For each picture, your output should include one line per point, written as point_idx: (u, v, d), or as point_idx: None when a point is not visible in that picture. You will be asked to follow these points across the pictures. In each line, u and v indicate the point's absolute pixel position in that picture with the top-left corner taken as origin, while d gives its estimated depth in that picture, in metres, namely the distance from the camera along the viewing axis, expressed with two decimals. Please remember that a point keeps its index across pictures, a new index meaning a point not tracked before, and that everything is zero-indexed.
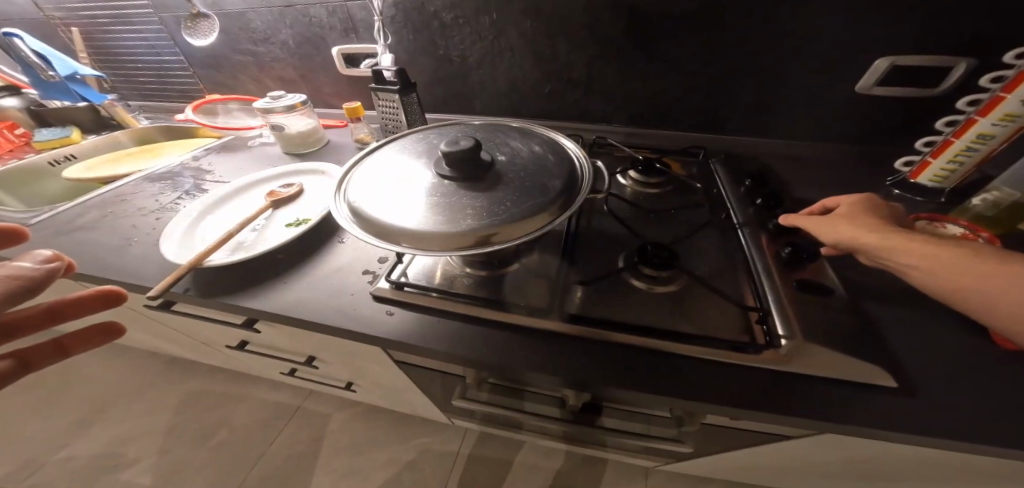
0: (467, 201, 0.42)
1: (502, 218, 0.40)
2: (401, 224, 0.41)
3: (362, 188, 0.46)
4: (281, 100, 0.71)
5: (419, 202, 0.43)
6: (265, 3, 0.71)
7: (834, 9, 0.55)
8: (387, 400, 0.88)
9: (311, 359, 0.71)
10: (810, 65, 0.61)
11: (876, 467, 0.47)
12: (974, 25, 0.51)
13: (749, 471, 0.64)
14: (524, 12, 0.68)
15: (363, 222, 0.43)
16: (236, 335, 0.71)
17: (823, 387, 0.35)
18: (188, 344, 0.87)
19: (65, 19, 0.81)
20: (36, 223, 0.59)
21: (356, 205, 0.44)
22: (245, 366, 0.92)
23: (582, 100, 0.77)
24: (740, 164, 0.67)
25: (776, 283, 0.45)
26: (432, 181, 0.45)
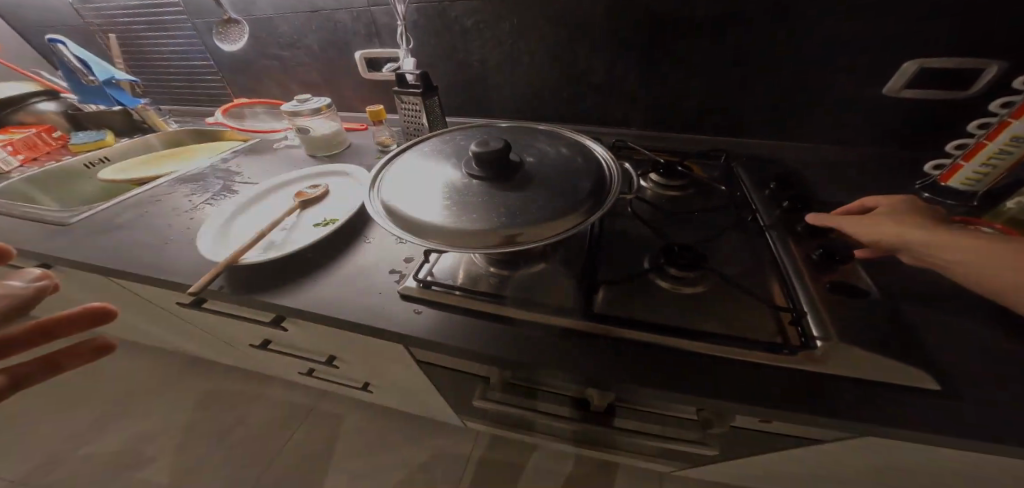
0: (498, 201, 0.43)
1: (532, 217, 0.41)
2: (434, 223, 0.41)
3: (393, 188, 0.47)
4: (307, 104, 0.72)
5: (451, 201, 0.43)
6: (292, 9, 0.73)
7: (860, 12, 0.55)
8: (402, 401, 0.88)
9: (331, 358, 0.72)
10: (835, 67, 0.61)
11: (910, 476, 0.45)
12: (1007, 27, 0.50)
13: (773, 479, 0.63)
14: (545, 17, 0.69)
15: (397, 220, 0.43)
16: (259, 334, 0.72)
17: (862, 390, 0.35)
18: (209, 343, 0.89)
19: (104, 26, 0.85)
20: (74, 222, 0.61)
21: (389, 204, 0.45)
22: (264, 366, 0.94)
23: (601, 103, 0.77)
24: (763, 167, 0.67)
25: (808, 285, 0.44)
26: (462, 181, 0.46)
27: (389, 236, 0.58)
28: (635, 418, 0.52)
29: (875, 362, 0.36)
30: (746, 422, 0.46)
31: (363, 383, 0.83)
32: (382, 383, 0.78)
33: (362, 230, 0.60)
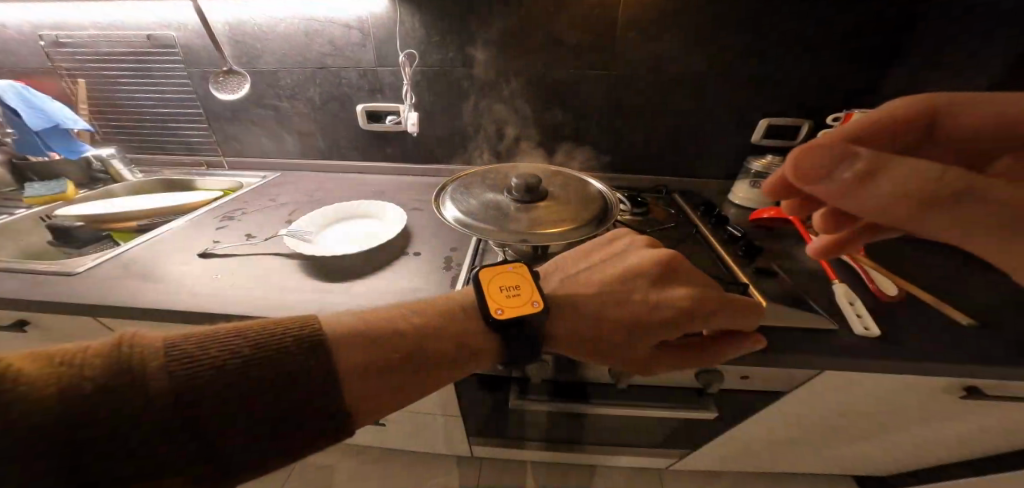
0: (538, 216, 0.59)
1: (564, 224, 0.58)
2: (494, 231, 0.57)
3: (455, 208, 0.61)
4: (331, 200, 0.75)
5: (501, 218, 0.59)
6: (300, 65, 0.83)
7: (729, 90, 0.85)
8: (415, 423, 0.93)
9: None
10: (722, 125, 0.91)
11: (829, 403, 0.66)
12: (807, 103, 0.85)
13: (744, 435, 0.82)
14: (526, 83, 0.87)
15: (463, 228, 0.57)
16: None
17: (793, 333, 0.54)
18: None
19: (72, 70, 0.86)
20: (73, 276, 0.59)
21: (457, 219, 0.59)
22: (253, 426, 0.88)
23: (570, 151, 0.98)
24: (691, 198, 0.93)
25: (742, 269, 0.65)
26: (506, 203, 0.62)
27: (428, 266, 0.65)
28: (642, 392, 0.71)
29: (796, 312, 0.56)
30: (730, 383, 0.65)
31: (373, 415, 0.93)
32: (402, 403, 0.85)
33: (396, 263, 0.66)
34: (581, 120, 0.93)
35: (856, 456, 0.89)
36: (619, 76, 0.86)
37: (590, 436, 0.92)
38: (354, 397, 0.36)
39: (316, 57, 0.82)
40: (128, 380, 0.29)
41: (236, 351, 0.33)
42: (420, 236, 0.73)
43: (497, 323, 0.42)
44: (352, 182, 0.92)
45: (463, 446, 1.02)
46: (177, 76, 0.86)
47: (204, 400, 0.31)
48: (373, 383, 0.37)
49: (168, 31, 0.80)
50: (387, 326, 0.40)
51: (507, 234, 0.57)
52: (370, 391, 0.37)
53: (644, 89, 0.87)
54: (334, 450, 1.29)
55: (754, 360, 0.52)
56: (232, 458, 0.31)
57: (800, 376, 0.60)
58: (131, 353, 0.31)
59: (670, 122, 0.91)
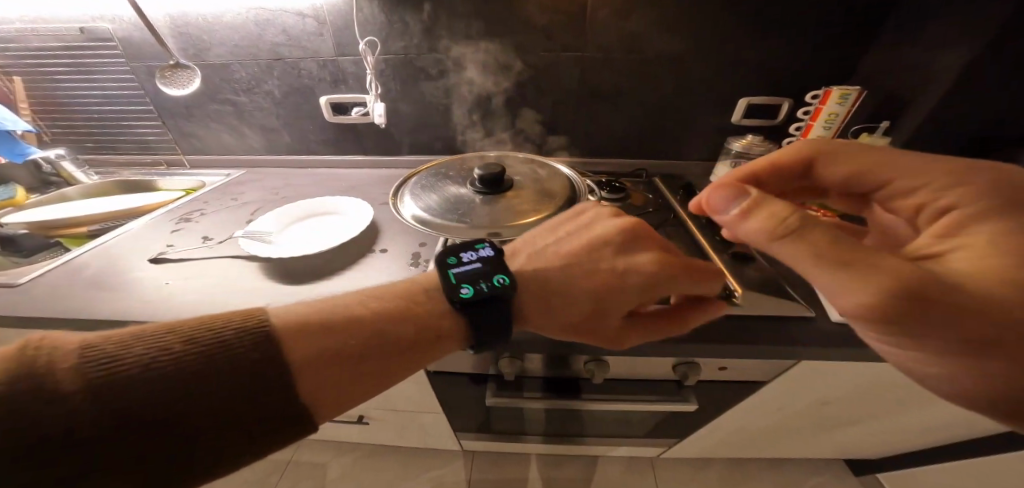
0: (501, 209, 0.57)
1: (528, 217, 0.56)
2: (454, 226, 0.54)
3: (415, 205, 0.59)
4: (300, 203, 0.73)
5: (460, 212, 0.56)
6: (253, 57, 0.79)
7: (707, 71, 0.83)
8: (401, 419, 0.93)
9: None
10: (703, 107, 0.88)
11: (816, 393, 0.65)
12: (788, 81, 0.82)
13: (728, 425, 0.81)
14: (500, 68, 0.84)
15: (423, 225, 0.55)
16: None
17: (770, 324, 0.52)
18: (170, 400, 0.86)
19: (8, 68, 0.82)
20: (12, 288, 0.57)
21: (417, 216, 0.57)
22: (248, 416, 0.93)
23: (549, 138, 0.95)
24: (674, 181, 0.91)
25: (717, 257, 0.64)
26: (469, 197, 0.59)
27: (394, 263, 0.64)
28: (619, 386, 0.69)
29: (771, 299, 0.56)
30: (709, 375, 0.63)
31: (358, 414, 0.93)
32: (383, 402, 0.84)
33: (361, 262, 0.64)
34: (556, 106, 0.90)
35: (843, 445, 0.88)
36: (591, 59, 0.83)
37: (577, 430, 0.92)
38: (309, 389, 0.35)
39: (271, 47, 0.78)
40: (43, 388, 0.28)
41: (164, 348, 0.31)
42: (388, 233, 0.71)
43: (465, 304, 0.41)
44: (322, 178, 0.89)
45: (454, 441, 1.02)
46: (120, 71, 0.82)
47: (132, 401, 0.29)
48: (327, 375, 0.35)
49: (103, 24, 0.76)
50: (341, 313, 0.39)
51: (473, 225, 0.55)
52: (330, 382, 0.36)
53: (619, 72, 0.84)
54: (328, 448, 1.29)
55: (727, 351, 0.51)
56: (191, 453, 0.30)
57: (776, 368, 0.59)
58: (45, 356, 0.29)
59: (648, 107, 0.89)
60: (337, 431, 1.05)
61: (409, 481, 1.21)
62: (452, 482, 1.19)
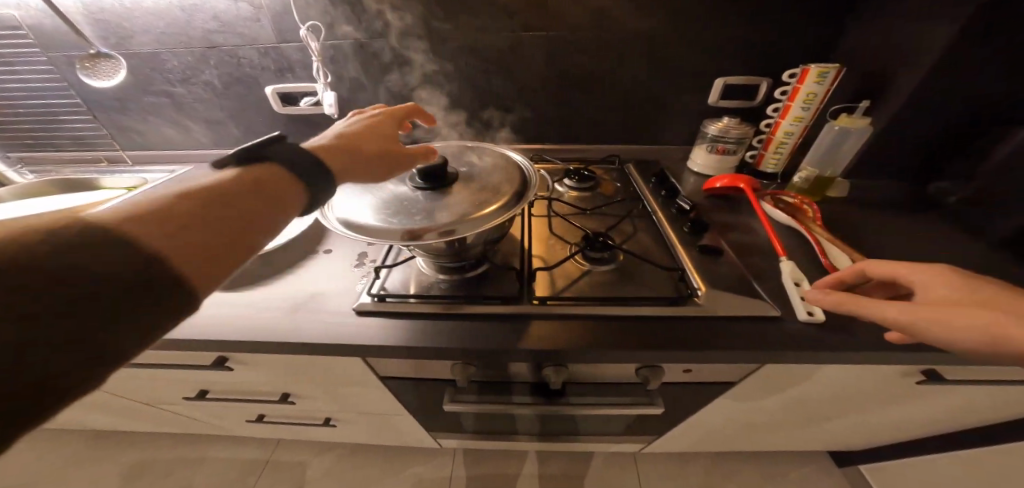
0: (439, 204, 0.50)
1: (468, 212, 0.49)
2: (386, 227, 0.47)
3: (344, 207, 0.51)
4: None
5: (393, 210, 0.49)
6: (184, 45, 0.74)
7: (681, 50, 0.77)
8: (370, 422, 0.90)
9: (286, 394, 0.75)
10: (677, 89, 0.82)
11: (790, 391, 0.61)
12: (767, 58, 0.76)
13: (705, 423, 0.78)
14: (459, 51, 0.78)
15: (353, 230, 0.48)
16: (203, 383, 0.71)
17: (734, 325, 0.49)
18: (123, 404, 0.82)
19: None
20: None
21: (344, 220, 0.49)
22: (212, 417, 0.90)
23: (518, 126, 0.90)
24: (648, 167, 0.86)
25: (683, 250, 0.60)
26: (407, 193, 0.51)
27: (337, 266, 0.60)
28: (584, 388, 0.64)
29: (737, 297, 0.52)
30: (674, 377, 0.58)
31: (323, 417, 0.89)
32: (343, 406, 0.80)
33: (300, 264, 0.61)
34: (522, 92, 0.84)
35: (827, 442, 0.84)
36: (555, 39, 0.77)
37: (550, 430, 0.88)
38: (209, 249, 0.28)
39: (203, 34, 0.73)
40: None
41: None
42: (335, 232, 0.68)
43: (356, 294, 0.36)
44: None
45: (427, 439, 0.99)
46: (39, 62, 0.77)
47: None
48: (226, 235, 0.29)
49: (9, 11, 0.70)
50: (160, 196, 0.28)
51: (423, 230, 0.47)
52: (225, 241, 0.29)
53: (587, 53, 0.78)
54: (307, 446, 1.27)
55: (684, 357, 0.47)
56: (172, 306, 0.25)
57: (744, 369, 0.55)
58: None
59: (619, 89, 0.83)
60: (306, 433, 1.02)
61: (389, 480, 1.19)
62: (432, 480, 1.17)
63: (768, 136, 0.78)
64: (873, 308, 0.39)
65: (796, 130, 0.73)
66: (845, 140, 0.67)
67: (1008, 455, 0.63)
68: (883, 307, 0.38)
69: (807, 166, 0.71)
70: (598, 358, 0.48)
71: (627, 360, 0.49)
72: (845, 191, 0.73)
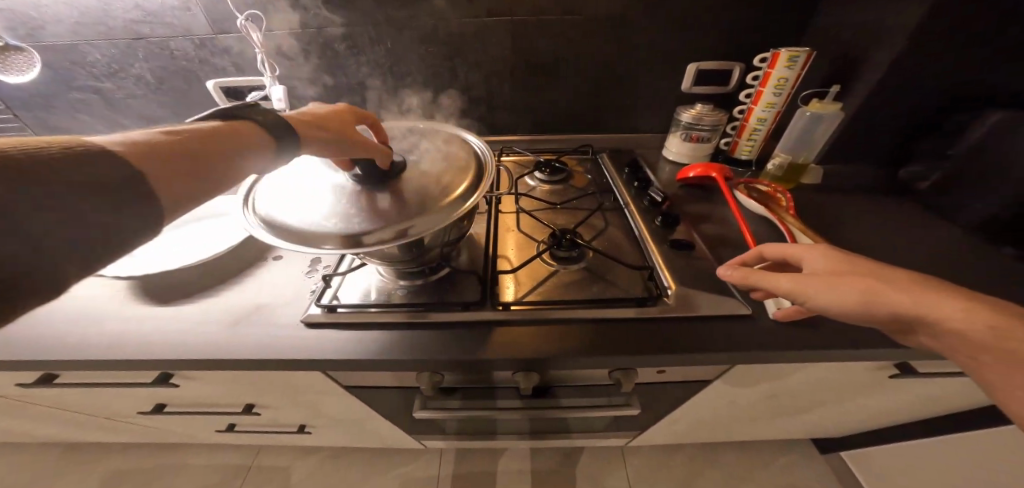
0: (381, 201, 0.45)
1: (417, 214, 0.45)
2: (319, 229, 0.43)
3: (273, 203, 0.47)
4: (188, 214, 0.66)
5: (328, 208, 0.45)
6: (106, 36, 0.70)
7: (645, 35, 0.74)
8: (347, 430, 0.85)
9: (250, 405, 0.68)
10: (645, 75, 0.80)
11: (766, 385, 0.60)
12: (733, 42, 0.74)
13: (687, 416, 0.76)
14: (415, 39, 0.74)
15: (278, 231, 0.43)
16: (150, 399, 0.64)
17: (702, 324, 0.47)
18: (74, 423, 0.76)
19: None
20: None
21: (271, 218, 0.45)
22: (173, 435, 0.81)
23: (485, 117, 0.86)
24: (621, 157, 0.83)
25: (653, 245, 0.58)
26: (347, 188, 0.47)
27: (288, 274, 0.56)
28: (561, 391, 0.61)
29: (707, 296, 0.49)
30: (648, 377, 0.56)
31: (299, 425, 0.80)
32: (312, 415, 0.75)
33: (246, 270, 0.57)
34: (488, 81, 0.80)
35: (813, 429, 0.83)
36: (519, 24, 0.73)
37: (536, 429, 0.85)
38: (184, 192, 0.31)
39: (124, 25, 0.68)
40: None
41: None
42: None
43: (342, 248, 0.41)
44: None
45: (410, 441, 0.94)
46: None
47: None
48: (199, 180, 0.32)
49: None
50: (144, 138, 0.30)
51: (365, 234, 0.42)
52: (198, 187, 0.32)
53: (550, 38, 0.75)
54: (288, 450, 1.17)
55: (651, 361, 0.45)
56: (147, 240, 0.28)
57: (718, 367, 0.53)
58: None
59: (586, 76, 0.80)
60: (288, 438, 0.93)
61: None
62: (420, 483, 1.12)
63: (741, 123, 0.75)
64: (769, 280, 0.39)
65: (768, 117, 0.71)
66: (815, 126, 0.65)
67: (983, 437, 0.63)
68: (777, 279, 0.38)
69: (779, 153, 0.69)
70: (563, 365, 0.46)
71: (594, 366, 0.46)
72: (819, 179, 0.71)
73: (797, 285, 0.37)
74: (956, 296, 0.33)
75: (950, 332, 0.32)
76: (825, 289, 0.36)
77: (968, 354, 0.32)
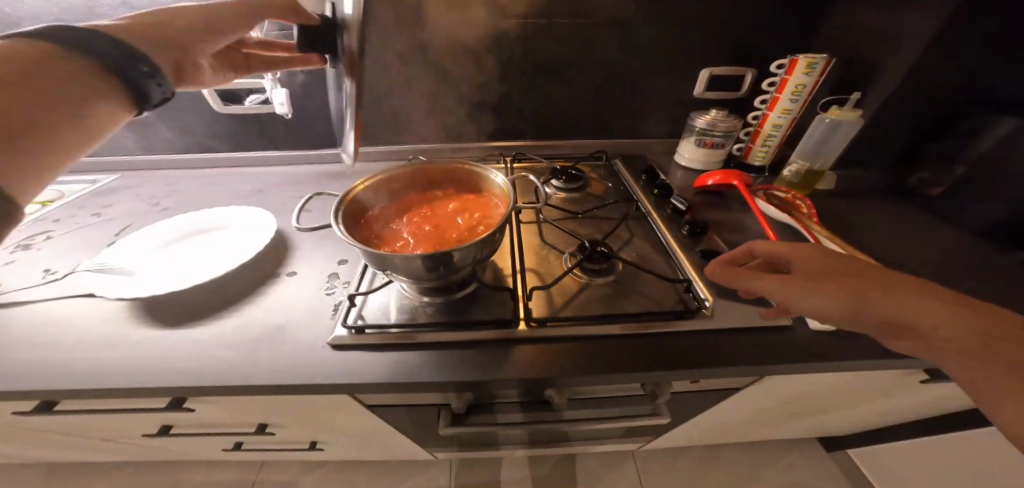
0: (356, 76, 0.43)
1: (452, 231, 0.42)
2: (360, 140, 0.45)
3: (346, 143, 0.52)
4: (190, 225, 0.61)
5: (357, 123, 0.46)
6: None
7: (659, 40, 0.73)
8: (360, 445, 0.81)
9: (261, 426, 0.64)
10: (659, 81, 0.79)
11: (795, 390, 0.60)
12: (746, 50, 0.74)
13: (709, 421, 0.76)
14: (426, 41, 0.71)
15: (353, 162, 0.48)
16: (152, 423, 0.58)
17: (744, 337, 0.46)
18: (59, 450, 0.70)
19: None
20: None
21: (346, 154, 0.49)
22: (172, 456, 0.76)
23: (496, 120, 0.84)
24: (635, 163, 0.83)
25: (683, 254, 0.57)
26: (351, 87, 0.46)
27: (306, 292, 0.53)
28: (594, 402, 0.59)
29: (745, 308, 0.49)
30: (682, 388, 0.56)
31: (309, 441, 0.75)
32: (326, 433, 0.71)
33: (257, 288, 0.54)
34: (499, 84, 0.78)
35: (827, 429, 0.84)
36: (532, 26, 0.71)
37: (556, 439, 0.83)
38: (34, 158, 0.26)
39: (110, 22, 0.63)
40: None
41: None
42: (301, 250, 0.60)
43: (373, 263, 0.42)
44: (228, 185, 0.77)
45: (424, 454, 0.91)
46: None
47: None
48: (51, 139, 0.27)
49: None
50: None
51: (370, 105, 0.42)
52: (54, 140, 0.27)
53: (563, 41, 0.73)
54: (288, 465, 1.11)
55: (696, 376, 0.44)
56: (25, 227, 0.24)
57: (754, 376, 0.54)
58: None
59: (599, 81, 0.79)
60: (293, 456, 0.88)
61: None
62: None
63: (754, 130, 0.76)
64: (754, 281, 0.38)
65: (783, 123, 0.72)
66: (832, 133, 0.66)
67: (994, 433, 0.65)
68: (759, 280, 0.38)
69: (795, 160, 0.70)
70: (605, 382, 0.44)
71: (638, 382, 0.45)
72: (832, 184, 0.72)
73: (782, 288, 0.36)
74: (946, 299, 0.30)
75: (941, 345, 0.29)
76: (808, 292, 0.34)
77: (953, 366, 0.28)
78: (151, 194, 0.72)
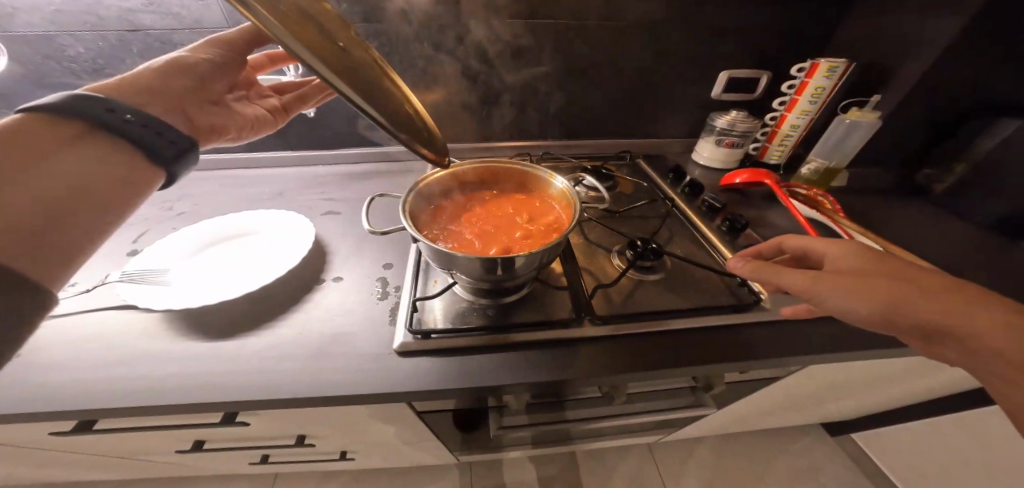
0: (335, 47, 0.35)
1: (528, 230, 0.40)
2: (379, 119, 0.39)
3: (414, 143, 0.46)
4: (216, 231, 0.58)
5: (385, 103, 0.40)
6: (91, 27, 0.59)
7: (682, 43, 0.75)
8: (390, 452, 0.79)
9: (299, 438, 0.61)
10: (680, 83, 0.81)
11: (827, 378, 0.64)
12: (764, 54, 0.77)
13: (738, 410, 0.79)
14: (456, 40, 0.70)
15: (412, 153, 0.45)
16: (182, 440, 0.55)
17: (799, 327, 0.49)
18: (65, 472, 0.64)
19: None
20: None
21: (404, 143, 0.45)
22: (190, 473, 0.71)
23: (521, 120, 0.83)
24: (658, 162, 0.85)
25: (727, 250, 0.59)
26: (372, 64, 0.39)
27: (358, 298, 0.51)
28: (642, 397, 0.61)
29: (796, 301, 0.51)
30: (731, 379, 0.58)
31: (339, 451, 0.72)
32: (362, 442, 0.68)
33: (304, 296, 0.51)
34: (526, 83, 0.78)
35: (840, 413, 0.89)
36: (563, 27, 0.71)
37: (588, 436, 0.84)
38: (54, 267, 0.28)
39: (119, 14, 0.59)
40: None
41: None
42: (342, 255, 0.58)
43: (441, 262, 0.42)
44: (245, 187, 0.73)
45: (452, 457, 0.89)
46: None
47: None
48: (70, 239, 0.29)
49: None
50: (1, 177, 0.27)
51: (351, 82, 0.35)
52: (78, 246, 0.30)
53: (591, 43, 0.74)
54: (301, 475, 1.06)
55: (761, 366, 0.46)
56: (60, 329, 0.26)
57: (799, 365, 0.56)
58: None
59: (623, 81, 0.80)
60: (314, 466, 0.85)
61: None
62: None
63: (772, 130, 0.80)
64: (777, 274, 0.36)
65: (801, 123, 0.75)
66: (850, 133, 0.70)
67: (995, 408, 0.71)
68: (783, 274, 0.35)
69: (815, 158, 0.75)
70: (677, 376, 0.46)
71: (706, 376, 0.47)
72: (845, 181, 0.77)
73: (810, 284, 0.33)
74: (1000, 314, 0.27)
75: (984, 345, 0.27)
76: (835, 289, 0.32)
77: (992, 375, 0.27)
78: (162, 198, 0.68)
